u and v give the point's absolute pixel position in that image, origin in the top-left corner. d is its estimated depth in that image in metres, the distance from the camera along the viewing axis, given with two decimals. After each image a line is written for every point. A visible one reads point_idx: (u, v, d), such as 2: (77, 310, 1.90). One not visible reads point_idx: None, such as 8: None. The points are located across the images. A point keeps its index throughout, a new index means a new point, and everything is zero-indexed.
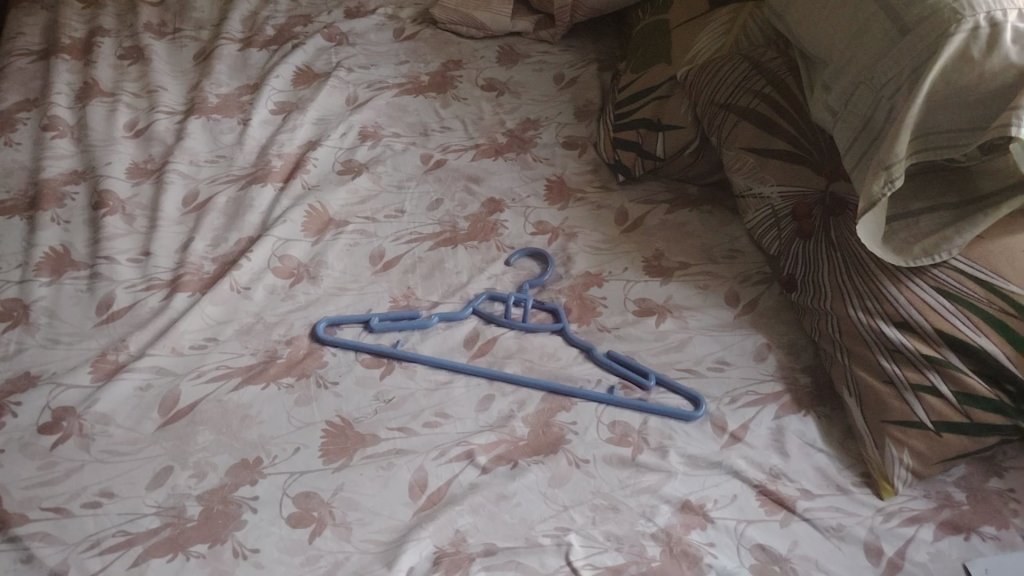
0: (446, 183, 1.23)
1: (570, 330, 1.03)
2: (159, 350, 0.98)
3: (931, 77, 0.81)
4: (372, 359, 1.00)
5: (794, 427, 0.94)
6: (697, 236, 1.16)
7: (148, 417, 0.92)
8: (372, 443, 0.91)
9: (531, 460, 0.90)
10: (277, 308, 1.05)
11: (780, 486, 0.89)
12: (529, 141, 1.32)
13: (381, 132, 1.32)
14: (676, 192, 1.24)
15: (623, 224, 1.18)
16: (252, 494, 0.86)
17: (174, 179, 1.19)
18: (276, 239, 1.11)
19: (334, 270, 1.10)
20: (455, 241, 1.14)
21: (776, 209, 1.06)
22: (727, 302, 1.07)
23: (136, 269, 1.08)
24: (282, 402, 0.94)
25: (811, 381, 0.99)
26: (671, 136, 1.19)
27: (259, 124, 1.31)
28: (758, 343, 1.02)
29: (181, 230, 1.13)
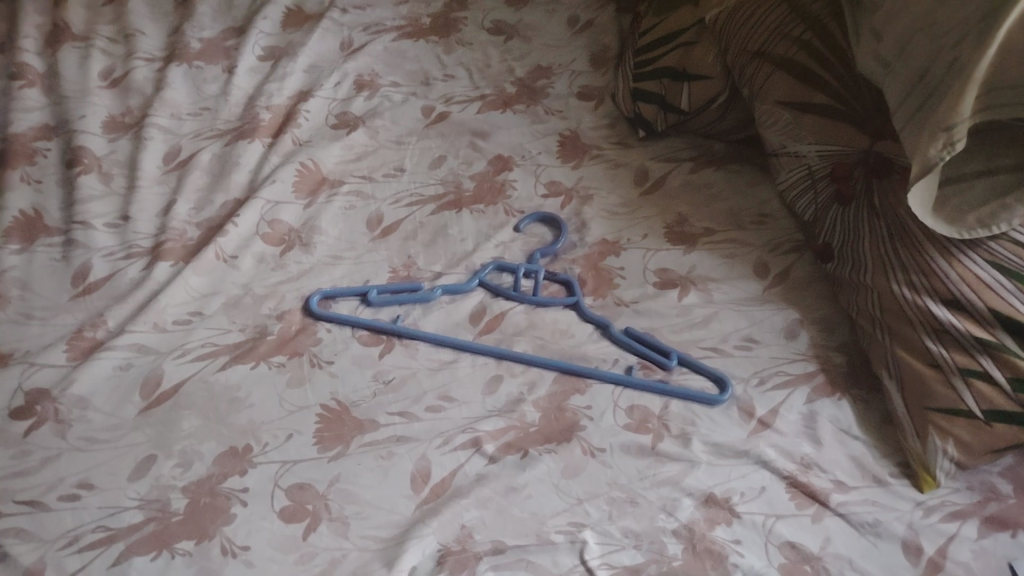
0: (450, 139, 1.14)
1: (586, 305, 0.95)
2: (139, 327, 0.90)
3: (1005, 26, 0.70)
4: (370, 336, 0.92)
5: (828, 412, 0.87)
6: (722, 199, 1.07)
7: (129, 401, 0.85)
8: (370, 429, 0.84)
9: (543, 449, 0.83)
10: (267, 279, 0.97)
11: (813, 477, 0.83)
12: (540, 90, 1.22)
13: (379, 81, 1.22)
14: (700, 149, 1.14)
15: (642, 185, 1.08)
16: (241, 486, 0.80)
17: (153, 134, 1.09)
18: (264, 202, 1.02)
19: (328, 237, 1.01)
20: (460, 205, 1.05)
21: (813, 169, 0.97)
22: (756, 273, 0.98)
23: (114, 235, 0.99)
24: (273, 384, 0.87)
25: (846, 361, 0.91)
26: (696, 88, 1.09)
27: (245, 72, 1.20)
28: (789, 320, 0.94)
29: (163, 191, 1.04)
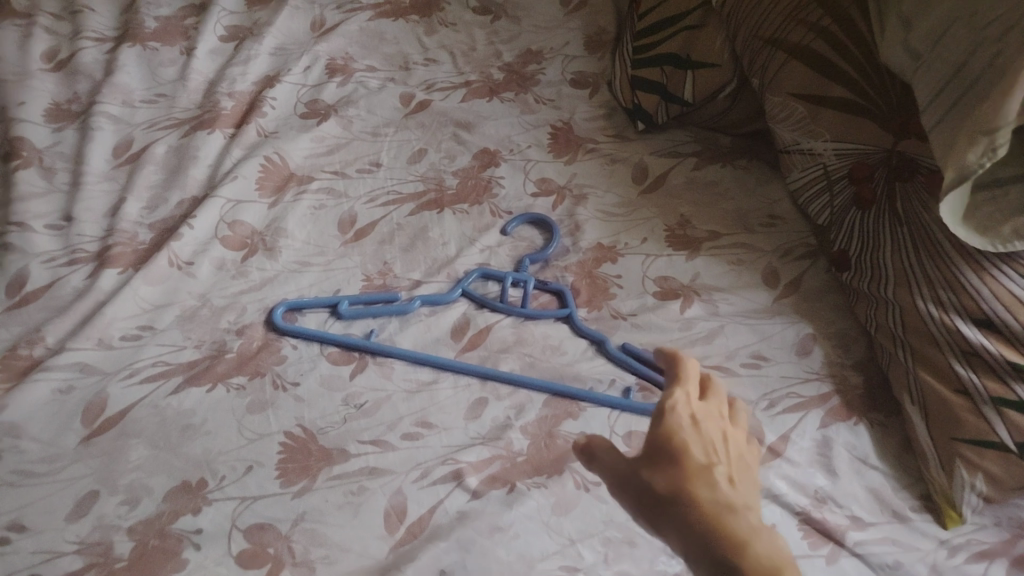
0: (430, 130, 1.05)
1: (578, 318, 0.87)
2: (82, 343, 0.81)
3: None
4: (340, 354, 0.84)
5: (843, 439, 0.79)
6: (729, 199, 0.99)
7: (70, 429, 0.76)
8: (340, 460, 0.76)
9: (531, 483, 0.74)
10: (226, 288, 0.87)
11: (827, 513, 0.75)
12: (531, 77, 1.13)
13: (353, 65, 1.12)
14: (706, 143, 1.06)
15: (642, 183, 1.00)
16: (195, 527, 0.71)
17: (102, 123, 0.99)
18: (224, 201, 0.93)
19: (295, 241, 0.92)
20: (442, 204, 0.96)
21: (829, 170, 0.89)
22: (765, 281, 0.91)
23: (57, 237, 0.89)
24: (232, 409, 0.79)
25: (863, 381, 0.83)
26: (701, 75, 1.00)
27: (205, 54, 1.10)
28: (801, 334, 0.86)
29: (112, 187, 0.95)
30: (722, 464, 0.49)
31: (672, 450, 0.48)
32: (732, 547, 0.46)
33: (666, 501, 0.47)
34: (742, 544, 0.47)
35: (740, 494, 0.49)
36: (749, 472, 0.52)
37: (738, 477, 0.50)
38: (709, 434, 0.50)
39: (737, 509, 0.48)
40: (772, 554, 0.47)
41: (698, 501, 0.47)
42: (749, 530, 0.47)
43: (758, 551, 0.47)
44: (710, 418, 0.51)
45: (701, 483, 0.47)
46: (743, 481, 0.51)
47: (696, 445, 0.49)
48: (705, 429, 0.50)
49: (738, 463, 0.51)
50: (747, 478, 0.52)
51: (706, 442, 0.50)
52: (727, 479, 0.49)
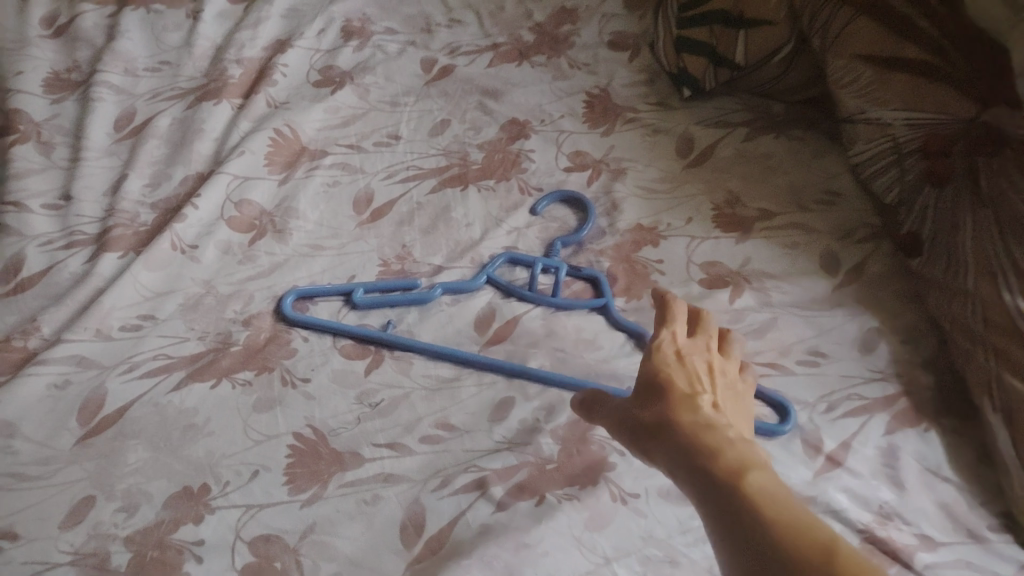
0: (454, 98, 0.96)
1: (616, 308, 0.79)
2: (79, 334, 0.75)
3: None
4: (355, 347, 0.77)
5: (911, 447, 0.69)
6: (783, 173, 0.89)
7: (65, 429, 0.71)
8: (353, 465, 0.69)
9: (562, 495, 0.67)
10: (232, 274, 0.81)
11: (893, 531, 0.65)
12: (564, 39, 1.04)
13: (370, 28, 1.04)
14: (757, 111, 0.95)
15: (686, 156, 0.91)
16: (196, 537, 0.65)
17: (103, 94, 0.93)
18: (231, 177, 0.86)
19: (307, 222, 0.85)
20: (465, 180, 0.88)
21: (898, 143, 0.78)
22: (823, 267, 0.81)
23: (54, 218, 0.84)
24: (238, 407, 0.72)
25: (934, 383, 0.72)
26: (755, 36, 0.89)
27: (213, 17, 1.03)
28: (864, 329, 0.76)
29: (113, 163, 0.88)
30: (707, 394, 0.56)
31: (659, 381, 0.57)
32: (709, 450, 0.50)
33: (657, 424, 0.54)
34: (718, 446, 0.50)
35: (724, 418, 0.55)
36: (742, 407, 0.60)
37: (726, 410, 0.58)
38: (692, 364, 0.60)
39: (715, 421, 0.53)
40: (748, 457, 0.50)
41: (681, 420, 0.53)
42: (728, 439, 0.51)
43: (733, 452, 0.50)
44: (696, 353, 0.61)
45: (684, 407, 0.54)
46: (732, 411, 0.58)
47: (679, 374, 0.58)
48: (689, 361, 0.60)
49: (730, 400, 0.59)
50: (738, 413, 0.59)
51: (689, 373, 0.59)
52: (713, 406, 0.56)
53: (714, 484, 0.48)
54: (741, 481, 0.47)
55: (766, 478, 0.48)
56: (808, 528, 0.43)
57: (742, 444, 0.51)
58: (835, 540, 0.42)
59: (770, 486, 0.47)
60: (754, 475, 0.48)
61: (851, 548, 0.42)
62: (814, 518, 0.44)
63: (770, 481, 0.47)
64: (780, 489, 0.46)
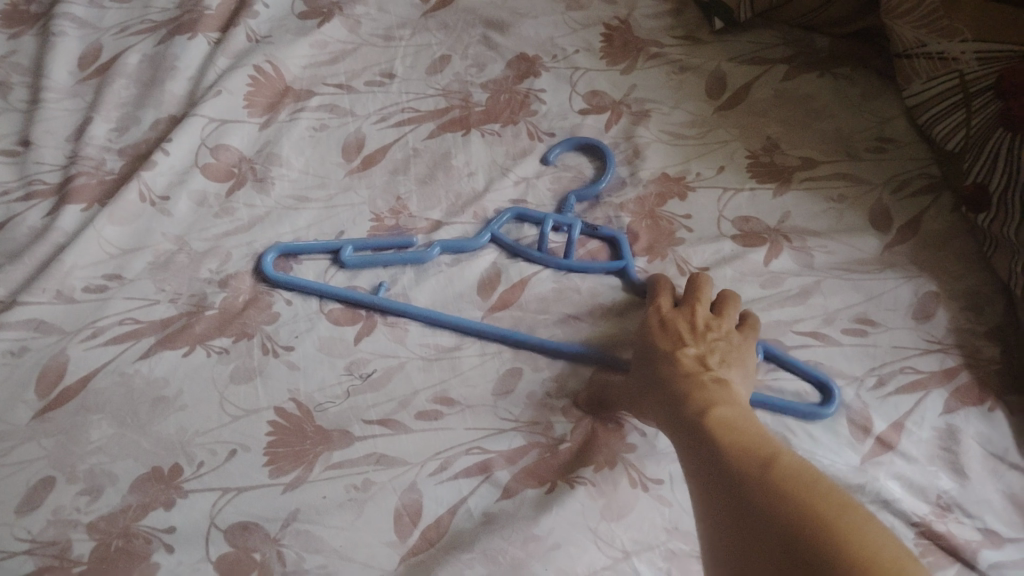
0: (455, 32, 0.86)
1: (636, 270, 0.70)
2: (37, 296, 0.67)
3: None
4: (345, 313, 0.69)
5: (973, 428, 0.62)
6: (829, 116, 0.79)
7: (20, 401, 0.63)
8: (341, 445, 0.62)
9: (575, 480, 0.60)
10: (208, 228, 0.73)
11: (952, 525, 0.57)
12: None
13: None
14: (798, 45, 0.85)
15: (717, 98, 0.81)
16: (166, 524, 0.58)
17: (65, 28, 0.84)
18: (207, 120, 0.77)
19: (292, 170, 0.77)
20: (468, 123, 0.79)
21: (966, 80, 0.69)
22: (873, 223, 0.72)
23: (11, 166, 0.75)
24: (213, 378, 0.65)
25: (1001, 356, 0.65)
26: None
27: None
28: (920, 294, 0.68)
29: (76, 105, 0.79)
30: (691, 348, 0.59)
31: (646, 347, 0.62)
32: (680, 397, 0.55)
33: (645, 387, 0.59)
34: (690, 393, 0.55)
35: (706, 364, 0.58)
36: (745, 351, 0.61)
37: (717, 353, 0.60)
38: (676, 324, 0.62)
39: (688, 369, 0.57)
40: (715, 399, 0.54)
41: (662, 377, 0.58)
42: (701, 385, 0.55)
43: (702, 396, 0.54)
44: (684, 311, 0.63)
45: (665, 363, 0.59)
46: (727, 354, 0.60)
47: (662, 335, 0.62)
48: (672, 325, 0.62)
49: (722, 343, 0.61)
50: (739, 356, 0.60)
51: (673, 334, 0.61)
52: (696, 357, 0.59)
53: (684, 424, 0.53)
54: (705, 419, 0.52)
55: (729, 413, 0.52)
56: (755, 449, 0.47)
57: (715, 387, 0.55)
58: (779, 453, 0.46)
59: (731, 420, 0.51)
60: (717, 412, 0.52)
61: (791, 458, 0.46)
62: (767, 440, 0.48)
63: (733, 415, 0.52)
64: (740, 421, 0.51)
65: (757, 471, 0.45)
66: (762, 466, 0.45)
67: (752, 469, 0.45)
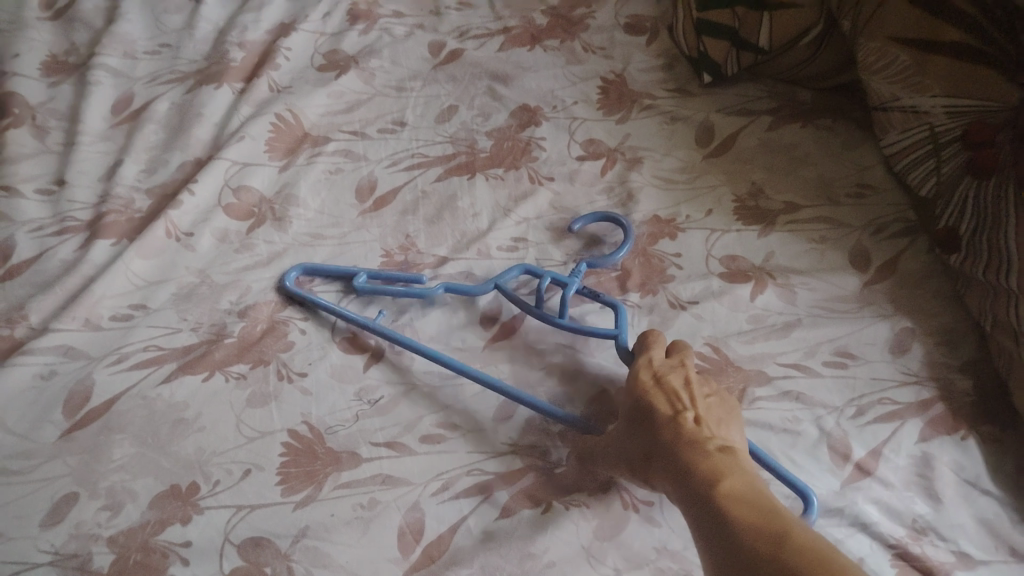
0: (462, 83, 0.93)
1: (628, 339, 0.68)
2: (67, 324, 0.72)
3: None
4: (355, 343, 0.74)
5: (947, 456, 0.65)
6: (811, 164, 0.84)
7: (48, 422, 0.67)
8: (350, 466, 0.66)
9: (570, 501, 0.63)
10: (229, 263, 0.78)
11: (927, 547, 0.61)
12: (578, 23, 1.00)
13: (377, 11, 1.01)
14: (782, 98, 0.91)
15: (706, 146, 0.86)
16: (183, 539, 0.62)
17: (101, 77, 0.90)
18: (230, 163, 0.83)
19: (308, 209, 0.82)
20: (473, 168, 0.85)
21: (935, 132, 0.74)
22: (852, 263, 0.77)
23: (47, 203, 0.81)
24: (231, 402, 0.69)
25: (975, 387, 0.69)
26: (780, 17, 0.84)
27: (216, 2, 1.00)
28: (897, 329, 0.72)
29: (109, 149, 0.85)
30: (689, 409, 0.57)
31: (642, 410, 0.59)
32: (685, 469, 0.52)
33: (645, 452, 0.57)
34: (693, 463, 0.52)
35: (705, 428, 0.56)
36: (736, 417, 0.59)
37: (712, 416, 0.57)
38: (670, 384, 0.60)
39: (688, 435, 0.55)
40: (720, 466, 0.51)
41: (662, 445, 0.55)
42: (703, 453, 0.53)
43: (707, 465, 0.51)
44: (676, 370, 0.61)
45: (664, 430, 0.56)
46: (721, 417, 0.58)
47: (659, 395, 0.59)
48: (666, 383, 0.60)
49: (715, 405, 0.59)
50: (732, 418, 0.59)
51: (668, 393, 0.59)
52: (694, 419, 0.56)
53: (692, 496, 0.50)
54: (712, 491, 0.49)
55: (737, 484, 0.49)
56: (769, 524, 0.44)
57: (718, 454, 0.52)
58: (791, 526, 0.44)
59: (739, 491, 0.49)
60: (724, 483, 0.49)
61: (808, 538, 0.43)
62: (775, 511, 0.46)
63: (741, 486, 0.49)
64: (750, 493, 0.48)
65: (775, 552, 0.42)
66: (779, 549, 0.42)
67: (770, 551, 0.42)
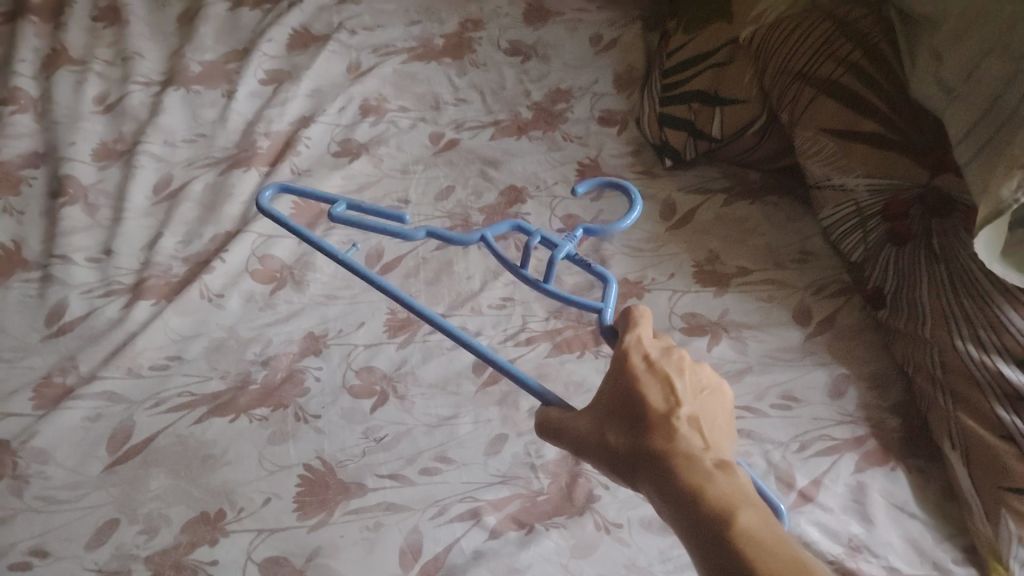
0: (458, 167, 1.07)
1: (611, 317, 0.62)
2: (112, 372, 0.83)
3: None
4: (362, 387, 0.84)
5: (879, 484, 0.75)
6: (759, 235, 0.97)
7: (94, 457, 0.77)
8: (357, 495, 0.75)
9: (550, 523, 0.73)
10: (254, 320, 0.89)
11: (862, 563, 0.70)
12: (558, 115, 1.14)
13: (386, 105, 1.16)
14: (734, 179, 1.04)
15: (669, 219, 0.99)
16: (210, 558, 0.70)
17: (145, 162, 1.04)
18: (256, 235, 0.96)
19: (323, 274, 0.94)
20: (468, 239, 0.97)
21: (861, 208, 0.86)
22: (796, 319, 0.88)
23: (96, 270, 0.93)
24: (253, 440, 0.79)
25: (903, 426, 0.79)
26: (729, 112, 0.99)
27: (246, 97, 1.15)
28: (834, 376, 0.83)
29: (150, 223, 0.98)
30: (684, 412, 0.51)
31: (629, 399, 0.52)
32: (688, 489, 0.48)
33: (634, 458, 0.51)
34: (701, 490, 0.48)
35: (702, 435, 0.51)
36: (728, 416, 0.54)
37: (705, 412, 0.53)
38: (663, 371, 0.53)
39: (686, 443, 0.50)
40: (730, 499, 0.47)
41: (658, 454, 0.50)
42: (708, 474, 0.48)
43: (716, 491, 0.47)
44: (669, 354, 0.55)
45: (657, 435, 0.51)
46: (714, 411, 0.53)
47: (651, 382, 0.53)
48: (656, 373, 0.53)
49: (706, 395, 0.54)
50: (725, 417, 0.54)
51: (660, 386, 0.53)
52: (690, 420, 0.51)
53: (702, 534, 0.47)
54: (730, 532, 0.45)
55: (753, 517, 0.46)
56: None
57: (723, 475, 0.48)
58: None
59: (758, 530, 0.45)
60: (740, 517, 0.46)
61: None
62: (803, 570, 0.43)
63: (759, 526, 0.46)
64: (772, 538, 0.45)
65: None
66: None
67: None
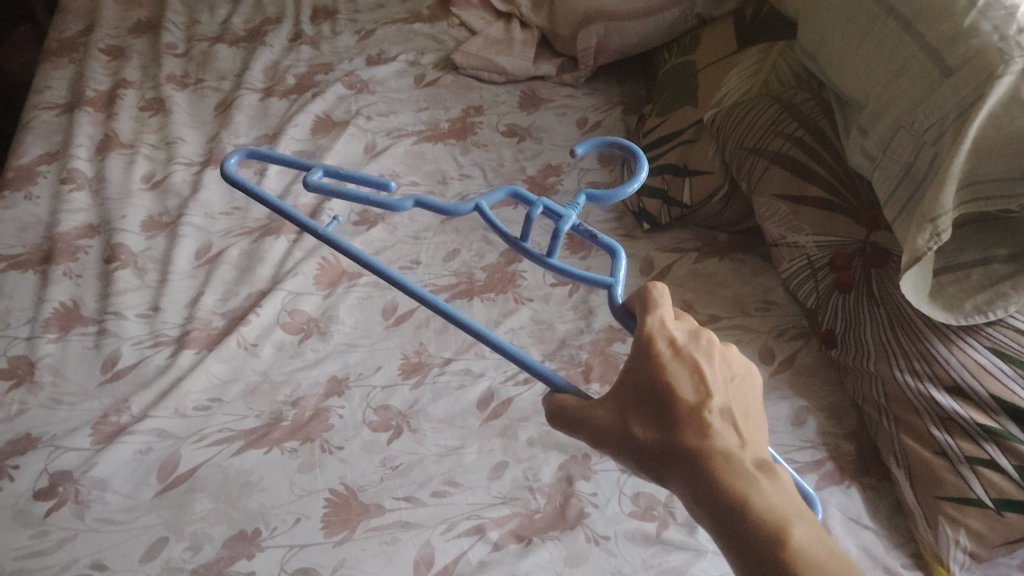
0: (463, 233, 1.21)
1: (621, 294, 0.69)
2: (161, 412, 0.94)
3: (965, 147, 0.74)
4: (380, 422, 0.95)
5: (835, 500, 0.86)
6: (728, 287, 1.10)
7: (146, 484, 0.88)
8: (377, 514, 0.85)
9: (546, 537, 0.83)
10: (285, 366, 1.01)
11: None
12: (550, 187, 1.29)
13: (398, 180, 1.31)
14: (705, 240, 1.18)
15: (648, 274, 1.13)
16: (248, 570, 0.81)
17: (187, 232, 1.18)
18: (286, 293, 1.09)
19: (345, 325, 1.07)
20: (472, 293, 1.10)
21: (812, 260, 0.99)
22: (761, 359, 1.00)
23: (145, 324, 1.05)
24: (285, 468, 0.89)
25: (856, 449, 0.90)
26: (698, 182, 1.13)
27: (275, 174, 1.30)
28: (795, 407, 0.94)
29: (192, 284, 1.12)
30: (716, 407, 0.57)
31: (660, 392, 0.58)
32: (731, 493, 0.54)
33: (663, 453, 0.57)
34: (745, 493, 0.54)
35: (733, 428, 0.57)
36: (753, 402, 0.61)
37: (737, 405, 0.59)
38: (691, 361, 0.59)
39: (721, 442, 0.56)
40: (774, 505, 0.53)
41: (692, 449, 0.56)
42: (748, 475, 0.55)
43: (763, 501, 0.54)
44: (696, 339, 0.61)
45: (691, 430, 0.56)
46: (741, 398, 0.60)
47: (681, 376, 0.58)
48: (681, 366, 0.59)
49: (736, 388, 0.60)
50: (751, 402, 0.60)
51: (691, 381, 0.58)
52: (720, 414, 0.57)
53: (749, 537, 0.53)
54: (781, 538, 0.52)
55: (797, 523, 0.53)
56: None
57: (762, 476, 0.55)
58: None
59: (808, 541, 0.52)
60: (786, 525, 0.52)
61: None
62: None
63: (802, 531, 0.52)
64: (818, 545, 0.52)
65: None
66: None
67: None
